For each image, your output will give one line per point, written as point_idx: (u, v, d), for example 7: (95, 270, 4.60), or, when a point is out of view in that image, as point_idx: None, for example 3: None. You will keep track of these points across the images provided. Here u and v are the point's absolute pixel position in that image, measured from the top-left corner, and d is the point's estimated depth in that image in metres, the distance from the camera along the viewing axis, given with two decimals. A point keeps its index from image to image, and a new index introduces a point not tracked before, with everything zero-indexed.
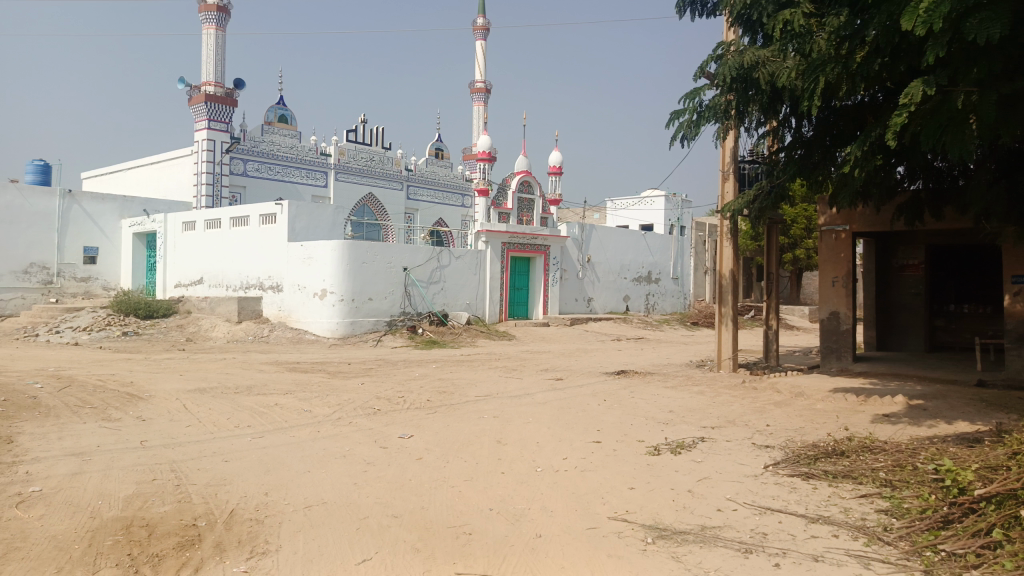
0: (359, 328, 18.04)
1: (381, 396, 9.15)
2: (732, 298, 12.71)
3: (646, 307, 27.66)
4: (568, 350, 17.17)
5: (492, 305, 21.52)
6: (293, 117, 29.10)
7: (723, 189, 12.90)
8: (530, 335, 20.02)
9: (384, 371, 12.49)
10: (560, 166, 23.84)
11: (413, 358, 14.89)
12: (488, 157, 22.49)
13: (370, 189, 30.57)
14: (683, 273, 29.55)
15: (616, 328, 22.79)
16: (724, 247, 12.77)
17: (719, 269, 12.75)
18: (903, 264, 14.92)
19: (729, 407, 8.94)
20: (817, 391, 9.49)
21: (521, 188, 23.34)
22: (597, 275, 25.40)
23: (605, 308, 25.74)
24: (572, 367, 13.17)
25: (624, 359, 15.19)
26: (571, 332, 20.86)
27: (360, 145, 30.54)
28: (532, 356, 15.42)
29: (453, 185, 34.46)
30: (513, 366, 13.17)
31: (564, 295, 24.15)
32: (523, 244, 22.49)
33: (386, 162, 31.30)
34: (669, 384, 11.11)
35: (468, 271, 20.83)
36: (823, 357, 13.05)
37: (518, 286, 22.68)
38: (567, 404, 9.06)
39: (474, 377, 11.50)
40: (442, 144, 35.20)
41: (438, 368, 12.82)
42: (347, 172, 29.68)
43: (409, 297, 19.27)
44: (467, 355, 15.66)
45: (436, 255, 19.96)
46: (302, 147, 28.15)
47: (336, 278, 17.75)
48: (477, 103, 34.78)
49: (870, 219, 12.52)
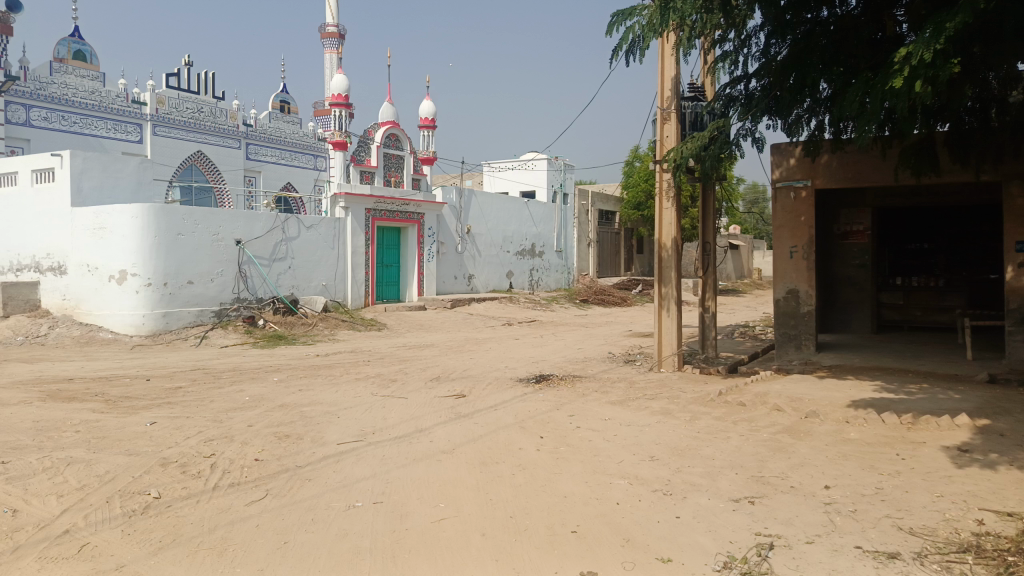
0: (177, 322, 13.70)
1: (170, 460, 5.31)
2: (676, 274, 9.67)
3: (530, 284, 24.71)
4: (454, 341, 13.80)
5: (355, 286, 17.67)
6: (95, 55, 23.30)
7: (660, 132, 9.84)
8: (404, 322, 16.45)
9: (199, 391, 8.47)
10: (433, 119, 20.16)
11: (249, 364, 10.91)
12: (345, 102, 18.28)
13: (199, 147, 25.42)
14: (566, 245, 26.88)
15: (501, 309, 19.67)
16: (664, 206, 9.72)
17: (660, 238, 9.74)
18: (845, 230, 12.67)
19: (729, 444, 5.92)
20: (832, 408, 6.71)
21: (388, 144, 19.19)
22: (476, 249, 22.06)
23: (487, 286, 22.50)
24: (470, 371, 9.75)
25: (528, 354, 11.98)
26: (451, 317, 17.47)
27: (184, 94, 25.18)
28: (411, 354, 11.89)
29: (302, 145, 29.76)
30: (388, 374, 9.59)
31: (440, 273, 20.61)
32: (392, 211, 18.62)
33: (219, 114, 26.20)
34: (613, 395, 7.97)
35: (323, 244, 16.82)
36: (778, 347, 10.47)
37: (387, 262, 18.93)
38: (487, 453, 5.66)
39: (333, 400, 7.80)
40: (288, 97, 30.26)
41: (283, 383, 9.00)
42: (169, 126, 24.41)
43: (245, 279, 15.03)
44: (326, 355, 11.89)
45: (280, 225, 15.81)
46: (107, 94, 22.60)
47: (140, 256, 13.28)
48: (329, 50, 30.10)
49: (835, 173, 10.03)
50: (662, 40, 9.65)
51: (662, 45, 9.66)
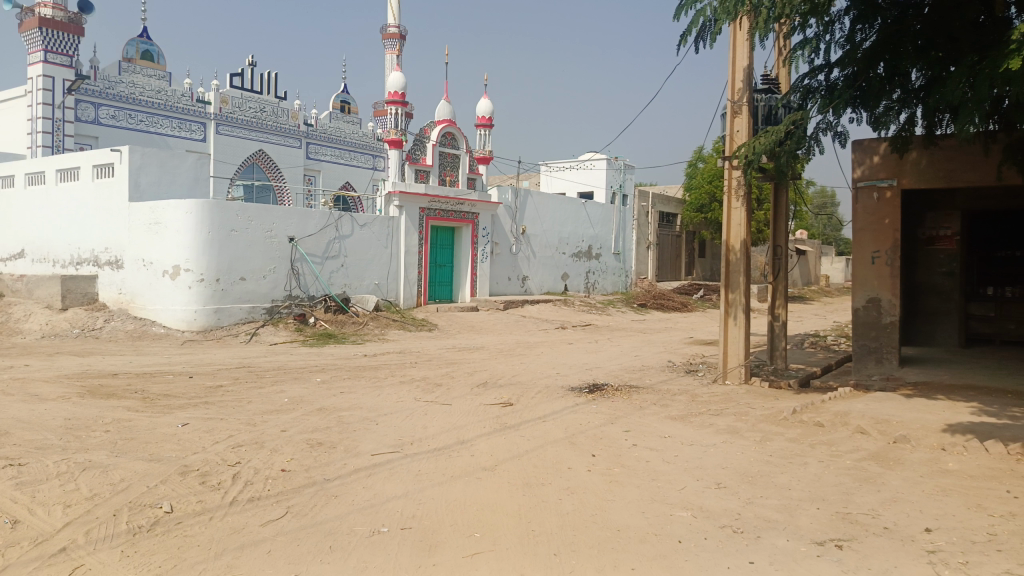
0: (228, 318, 13.59)
1: (191, 468, 4.94)
2: (744, 279, 8.91)
3: (586, 287, 24.06)
4: (505, 344, 13.30)
5: (407, 285, 17.37)
6: (161, 55, 23.73)
7: (730, 126, 9.08)
8: (455, 323, 16.04)
9: (238, 391, 8.17)
10: (491, 117, 19.72)
11: (294, 363, 10.63)
12: (401, 100, 18.01)
13: (260, 146, 25.65)
14: (625, 247, 26.12)
15: (556, 312, 19.08)
16: (733, 206, 8.98)
17: (728, 240, 9.00)
18: (930, 235, 11.63)
19: (808, 472, 5.22)
20: (924, 432, 5.92)
21: (444, 142, 18.74)
22: (532, 250, 21.55)
23: (542, 288, 21.98)
24: (520, 378, 9.22)
25: (582, 360, 11.37)
26: (504, 319, 16.98)
27: (246, 93, 25.46)
28: (459, 357, 11.42)
29: (361, 145, 29.78)
30: (434, 379, 9.13)
31: (495, 274, 20.16)
32: (446, 210, 18.26)
33: (280, 114, 26.38)
34: (674, 410, 7.31)
35: (375, 242, 16.57)
36: (856, 361, 9.60)
37: (440, 262, 18.60)
38: (532, 473, 5.10)
39: (374, 405, 7.37)
40: (348, 97, 30.35)
41: (325, 385, 8.63)
42: (231, 125, 24.68)
43: (297, 276, 14.86)
44: (373, 356, 11.53)
45: (333, 222, 15.62)
46: (173, 93, 22.99)
47: (193, 251, 13.22)
48: (389, 50, 30.08)
49: (924, 173, 9.13)
50: (733, 27, 8.91)
51: (734, 33, 8.93)
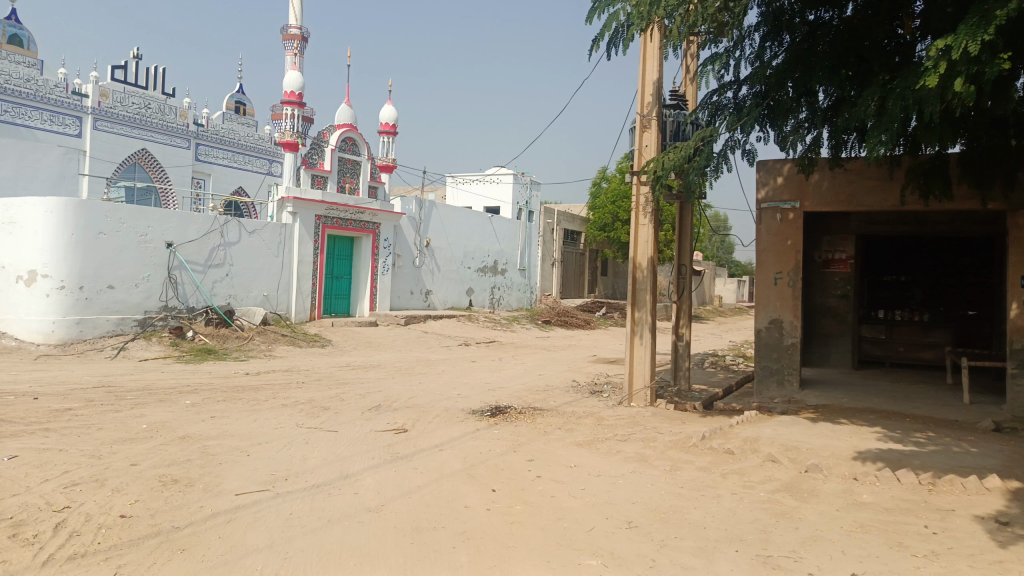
0: (92, 331, 12.20)
1: (1, 518, 4.01)
2: (651, 298, 8.63)
3: (490, 303, 23.59)
4: (404, 362, 12.57)
5: (300, 298, 16.31)
6: (32, 39, 21.63)
7: (639, 141, 8.83)
8: (351, 338, 15.15)
9: (88, 416, 7.07)
10: (394, 124, 19.00)
11: (164, 381, 9.52)
12: (298, 100, 16.91)
13: (144, 145, 23.80)
14: (530, 263, 25.86)
15: (458, 328, 18.47)
16: (640, 222, 8.70)
17: (635, 257, 8.70)
18: (827, 258, 11.87)
19: (722, 507, 4.84)
20: (835, 460, 5.69)
21: (344, 148, 17.71)
22: (435, 263, 20.88)
23: (445, 303, 21.32)
24: (417, 400, 8.54)
25: (484, 379, 10.80)
26: (404, 335, 16.23)
27: (129, 87, 23.61)
28: (353, 376, 10.60)
29: (256, 148, 28.25)
30: (321, 401, 8.31)
31: (396, 288, 19.35)
32: (344, 219, 17.34)
33: (167, 111, 24.61)
34: (580, 435, 6.85)
35: (265, 251, 15.48)
36: (759, 382, 9.50)
37: (337, 273, 17.64)
38: (423, 515, 4.47)
39: (248, 433, 6.51)
40: (243, 97, 28.79)
41: (195, 409, 7.64)
42: (111, 120, 22.76)
43: (175, 285, 13.60)
44: (256, 375, 10.54)
45: (218, 228, 14.46)
46: (45, 82, 20.94)
47: (53, 254, 11.80)
48: (290, 52, 28.79)
49: (826, 195, 9.17)
50: (644, 39, 8.66)
51: (644, 45, 8.69)
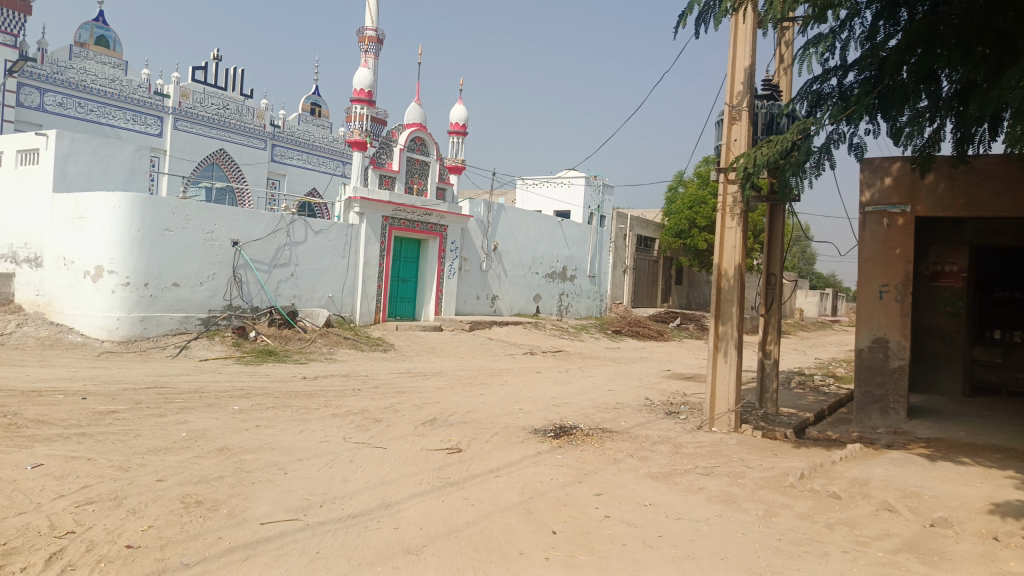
0: (156, 328, 12.12)
1: None
2: (737, 310, 7.73)
3: (559, 310, 22.86)
4: (466, 370, 11.98)
5: (364, 300, 15.99)
6: (119, 42, 22.21)
7: (727, 135, 7.94)
8: (414, 343, 14.69)
9: (130, 420, 6.72)
10: (465, 125, 18.52)
11: (218, 384, 9.19)
12: (368, 99, 16.53)
13: (222, 146, 24.17)
14: (601, 270, 24.99)
15: (525, 336, 17.81)
16: (727, 226, 7.82)
17: (720, 264, 7.82)
18: (934, 271, 10.64)
19: (832, 571, 3.96)
20: (967, 514, 4.70)
21: (413, 147, 17.22)
22: (503, 267, 20.30)
23: (511, 309, 20.71)
24: (475, 414, 7.88)
25: (549, 393, 10.07)
26: (468, 341, 15.67)
27: (210, 89, 24.01)
28: (411, 385, 10.06)
29: (330, 150, 28.38)
30: (374, 412, 7.76)
31: (462, 292, 18.86)
32: (411, 221, 16.94)
33: (244, 113, 24.93)
34: (655, 465, 6.04)
35: (330, 252, 15.22)
36: (859, 409, 8.47)
37: (403, 276, 17.28)
38: (469, 562, 3.79)
39: (289, 448, 5.99)
40: (319, 99, 29.01)
41: (241, 417, 7.21)
42: (192, 121, 23.17)
43: (239, 284, 13.45)
44: (312, 380, 10.13)
45: (284, 227, 14.27)
46: (129, 83, 21.49)
47: (120, 250, 11.77)
48: (366, 55, 28.84)
49: (942, 200, 8.09)
50: (737, 21, 7.79)
51: (735, 28, 7.82)
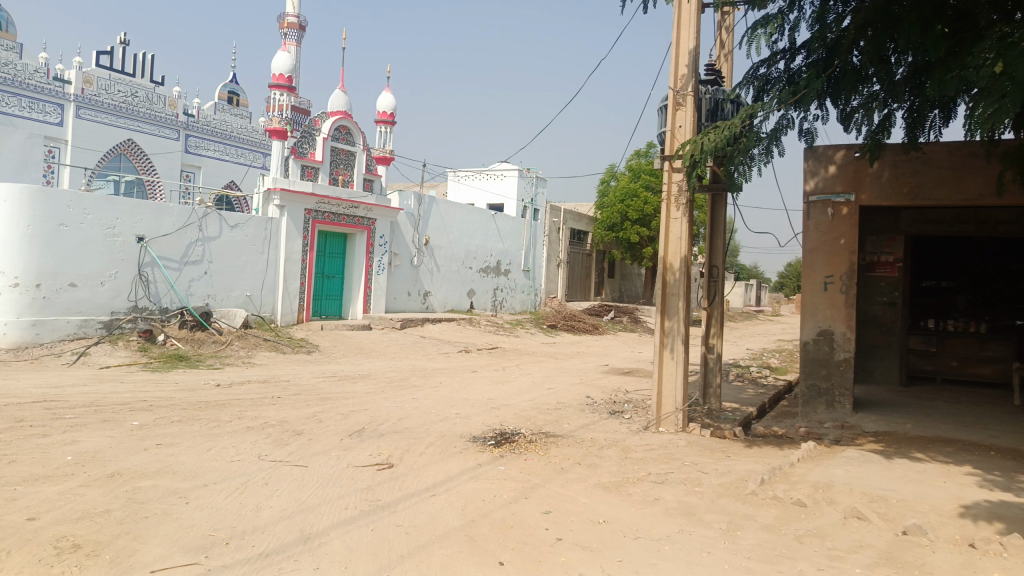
0: (51, 334, 10.97)
1: None
2: (684, 305, 7.36)
3: (493, 305, 22.34)
4: (397, 371, 11.31)
5: (287, 298, 15.05)
6: (11, 22, 20.33)
7: (671, 121, 7.54)
8: (341, 343, 13.90)
9: (5, 441, 5.79)
10: (393, 114, 17.74)
11: (118, 395, 8.23)
12: (289, 84, 15.45)
13: (130, 135, 22.50)
14: (535, 264, 24.61)
15: (458, 332, 17.21)
16: (671, 217, 7.43)
17: (665, 257, 7.44)
18: (870, 261, 10.62)
19: None
20: (939, 519, 4.40)
21: (338, 137, 16.28)
22: (435, 262, 19.62)
23: (444, 305, 20.06)
24: (407, 421, 7.24)
25: (487, 394, 9.51)
26: (400, 340, 14.97)
27: (116, 74, 22.30)
28: (338, 389, 9.31)
29: (250, 141, 26.96)
30: (295, 423, 7.02)
31: (392, 288, 18.10)
32: (337, 215, 16.07)
33: (155, 101, 23.32)
34: (606, 475, 5.55)
35: (249, 248, 14.24)
36: (804, 403, 8.25)
37: (329, 272, 16.40)
38: None
39: (194, 470, 5.23)
40: (238, 87, 27.54)
41: (140, 434, 6.36)
42: (96, 108, 21.43)
43: (146, 284, 12.38)
44: (229, 387, 9.27)
45: (196, 221, 13.24)
46: (23, 67, 19.65)
47: (6, 248, 10.57)
48: (287, 42, 27.55)
49: (886, 188, 7.96)
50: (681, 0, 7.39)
51: (679, 8, 7.43)
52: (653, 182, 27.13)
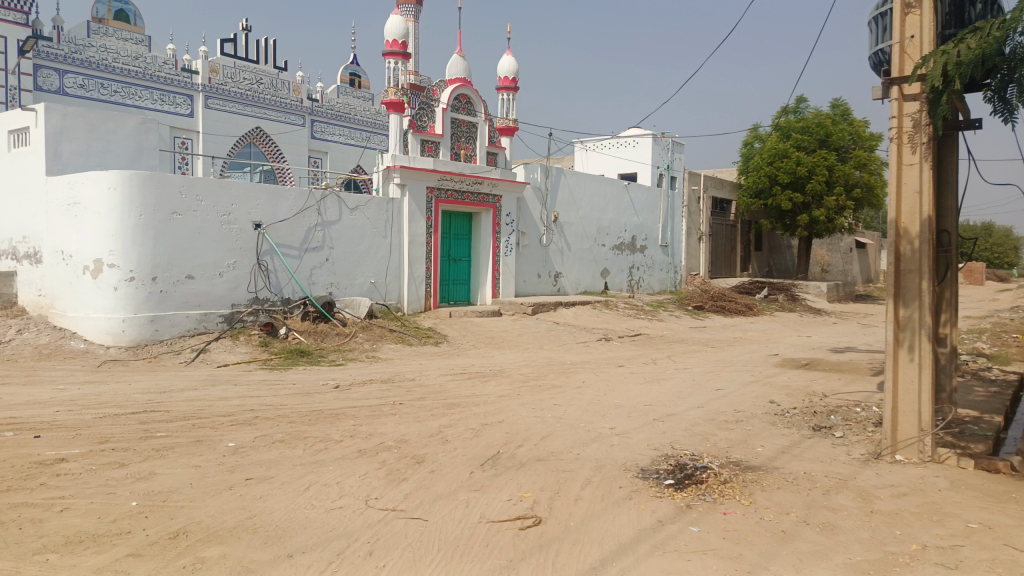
0: (170, 330, 10.37)
1: None
2: (928, 284, 5.30)
3: (629, 285, 20.49)
4: (532, 367, 9.79)
5: (413, 284, 13.97)
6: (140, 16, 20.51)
7: (899, 29, 5.42)
8: (470, 332, 12.61)
9: (73, 476, 4.74)
10: (515, 79, 16.22)
11: (225, 404, 7.22)
12: (403, 51, 14.30)
13: (257, 123, 22.20)
14: (674, 239, 22.45)
15: (595, 317, 15.51)
16: (904, 162, 5.33)
17: (897, 219, 5.39)
18: None
19: None
20: None
21: (457, 107, 14.93)
22: (565, 241, 18.02)
23: (577, 287, 18.47)
24: (552, 444, 5.67)
25: (644, 398, 7.78)
26: (533, 327, 13.53)
27: (241, 62, 22.03)
28: (468, 392, 7.91)
29: (374, 122, 26.22)
30: (415, 445, 5.64)
31: (521, 270, 16.69)
32: (461, 192, 14.76)
33: (279, 87, 22.89)
34: (856, 549, 3.74)
35: (369, 230, 13.22)
36: None
37: (455, 255, 15.23)
38: None
39: (280, 529, 3.92)
40: (359, 68, 26.98)
41: (230, 464, 5.17)
42: (223, 98, 21.23)
43: (265, 272, 11.61)
44: (345, 390, 8.12)
45: (314, 204, 12.33)
46: (153, 59, 19.55)
47: (120, 239, 10.00)
48: (406, 17, 26.58)
49: None
50: None
51: None
52: (806, 141, 23.92)
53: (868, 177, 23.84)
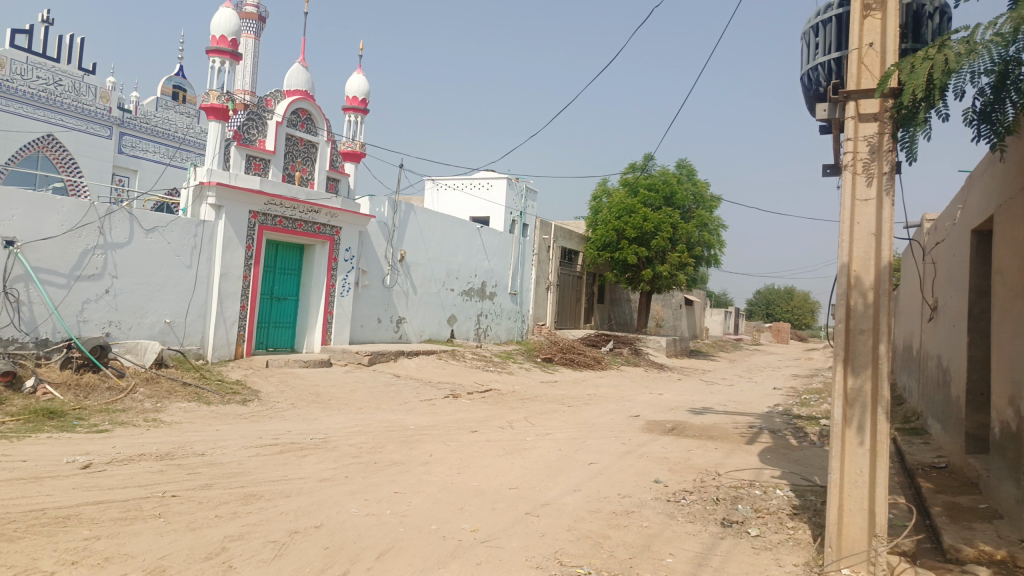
0: None
1: None
2: (885, 348, 4.25)
3: (476, 334, 19.07)
4: (367, 434, 7.89)
5: (222, 327, 11.55)
6: None
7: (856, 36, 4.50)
8: (289, 387, 10.44)
9: None
10: (365, 100, 14.54)
11: None
12: (233, 50, 12.11)
13: (48, 130, 18.37)
14: (522, 287, 21.43)
15: (440, 370, 13.81)
16: (858, 197, 4.39)
17: (848, 266, 4.38)
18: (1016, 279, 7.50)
19: None
20: None
21: (295, 122, 12.95)
22: (411, 283, 16.29)
23: (421, 335, 16.73)
24: (393, 570, 3.89)
25: (508, 481, 6.18)
26: (368, 381, 11.57)
27: (36, 57, 18.27)
28: (277, 475, 5.89)
29: (196, 143, 22.97)
30: None
31: (359, 314, 14.70)
32: (290, 220, 12.63)
33: (83, 91, 19.25)
34: None
35: (167, 259, 10.76)
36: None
37: (278, 293, 13.03)
38: None
39: None
40: (184, 82, 23.95)
41: None
42: (8, 95, 17.34)
43: (13, 305, 8.84)
44: (100, 471, 5.79)
45: (95, 221, 9.79)
46: None
47: None
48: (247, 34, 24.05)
49: None
50: None
51: None
52: (652, 198, 24.09)
53: (707, 237, 24.51)
